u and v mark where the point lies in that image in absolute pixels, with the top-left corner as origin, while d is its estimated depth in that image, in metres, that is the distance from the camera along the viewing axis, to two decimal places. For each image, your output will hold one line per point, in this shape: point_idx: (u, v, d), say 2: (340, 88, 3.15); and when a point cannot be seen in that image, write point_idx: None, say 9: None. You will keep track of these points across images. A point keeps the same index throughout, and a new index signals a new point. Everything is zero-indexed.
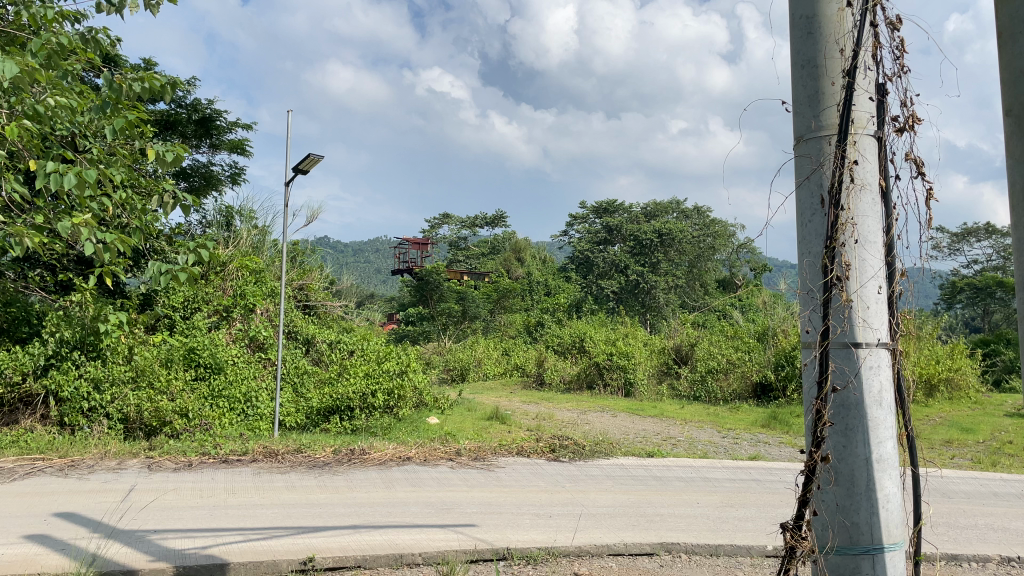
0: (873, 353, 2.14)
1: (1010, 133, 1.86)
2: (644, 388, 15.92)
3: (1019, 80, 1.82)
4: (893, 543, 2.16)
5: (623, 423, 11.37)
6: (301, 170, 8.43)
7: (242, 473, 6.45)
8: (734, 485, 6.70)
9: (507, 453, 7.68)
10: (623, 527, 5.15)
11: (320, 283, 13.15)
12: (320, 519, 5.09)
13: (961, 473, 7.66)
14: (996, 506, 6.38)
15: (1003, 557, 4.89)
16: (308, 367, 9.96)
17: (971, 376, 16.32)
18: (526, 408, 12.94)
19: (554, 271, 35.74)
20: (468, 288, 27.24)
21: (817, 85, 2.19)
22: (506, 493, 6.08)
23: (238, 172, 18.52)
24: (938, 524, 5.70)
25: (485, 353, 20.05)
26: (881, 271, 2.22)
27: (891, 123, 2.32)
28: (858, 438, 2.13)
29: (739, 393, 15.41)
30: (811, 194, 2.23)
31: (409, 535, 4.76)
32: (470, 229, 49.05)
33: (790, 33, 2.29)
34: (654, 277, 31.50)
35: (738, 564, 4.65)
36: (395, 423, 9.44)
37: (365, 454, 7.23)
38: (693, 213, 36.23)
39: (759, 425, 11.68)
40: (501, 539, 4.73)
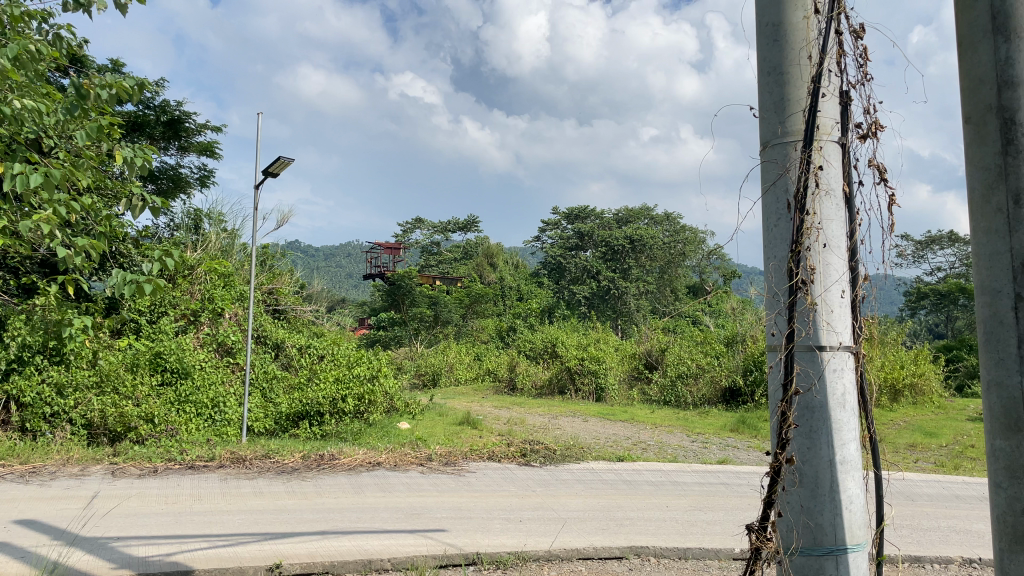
0: (835, 356, 2.18)
1: (969, 141, 1.90)
2: (614, 393, 16.05)
3: (978, 88, 1.87)
4: (856, 544, 2.19)
5: (593, 427, 11.42)
6: (270, 174, 8.39)
7: (208, 479, 6.37)
8: (702, 489, 6.76)
9: (478, 458, 7.68)
10: (594, 532, 5.16)
11: (290, 288, 13.01)
12: (287, 526, 5.03)
13: (925, 477, 7.80)
14: (958, 508, 6.51)
15: (965, 558, 4.98)
16: (278, 372, 9.87)
17: (935, 382, 16.62)
18: (497, 412, 12.98)
19: (527, 275, 35.80)
20: (440, 293, 27.08)
21: (783, 92, 2.24)
22: (477, 498, 6.06)
23: (207, 175, 18.31)
24: (903, 526, 5.80)
25: (457, 358, 20.02)
26: (845, 276, 2.27)
27: (855, 130, 2.39)
28: (822, 441, 2.17)
29: (709, 398, 15.56)
30: (778, 200, 2.27)
31: (378, 541, 4.72)
32: (441, 234, 49.02)
33: (756, 41, 2.33)
34: (625, 283, 31.72)
35: (706, 567, 4.69)
36: (365, 429, 9.39)
37: (334, 460, 7.18)
38: (665, 220, 36.47)
39: (728, 429, 11.80)
40: (471, 544, 4.73)
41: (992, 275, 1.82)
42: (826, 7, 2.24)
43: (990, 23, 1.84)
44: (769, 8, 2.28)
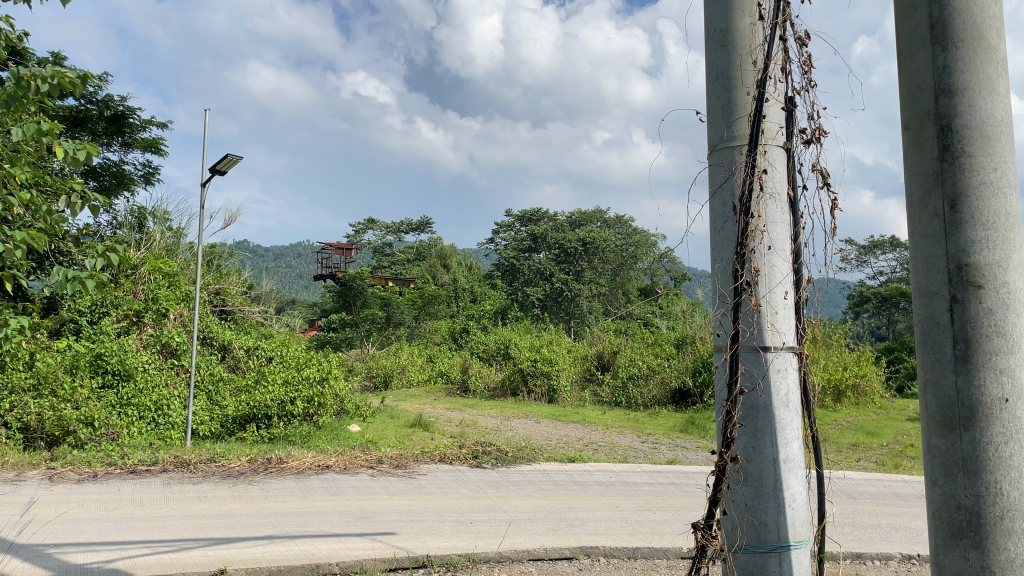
0: (779, 357, 2.23)
1: (908, 147, 1.95)
2: (566, 394, 16.15)
3: (916, 96, 1.92)
4: (798, 541, 2.24)
5: (545, 429, 11.44)
6: (218, 171, 8.21)
7: (151, 484, 6.21)
8: (652, 489, 6.83)
9: (429, 460, 7.64)
10: (544, 533, 5.17)
11: (238, 288, 12.76)
12: (234, 531, 4.93)
13: (866, 475, 8.01)
14: (898, 506, 6.68)
15: (905, 555, 5.11)
16: (224, 374, 9.68)
17: (876, 382, 17.06)
18: (450, 414, 12.91)
19: (480, 277, 35.74)
20: (393, 294, 26.85)
21: (730, 97, 2.28)
22: (428, 500, 6.03)
23: (152, 172, 17.84)
24: (845, 524, 5.93)
25: (409, 359, 19.91)
26: (789, 277, 2.32)
27: (799, 135, 2.44)
28: (766, 440, 2.21)
29: (659, 399, 15.74)
30: (724, 203, 2.31)
31: (326, 545, 4.66)
32: (394, 235, 48.70)
33: (706, 46, 2.36)
34: (578, 285, 31.96)
35: (655, 566, 4.72)
36: (314, 431, 9.27)
37: (282, 463, 7.06)
38: (618, 222, 36.77)
39: (677, 430, 11.94)
40: (420, 547, 4.69)
41: (928, 278, 1.88)
42: (771, 14, 2.28)
43: (929, 33, 1.89)
44: (717, 14, 2.31)
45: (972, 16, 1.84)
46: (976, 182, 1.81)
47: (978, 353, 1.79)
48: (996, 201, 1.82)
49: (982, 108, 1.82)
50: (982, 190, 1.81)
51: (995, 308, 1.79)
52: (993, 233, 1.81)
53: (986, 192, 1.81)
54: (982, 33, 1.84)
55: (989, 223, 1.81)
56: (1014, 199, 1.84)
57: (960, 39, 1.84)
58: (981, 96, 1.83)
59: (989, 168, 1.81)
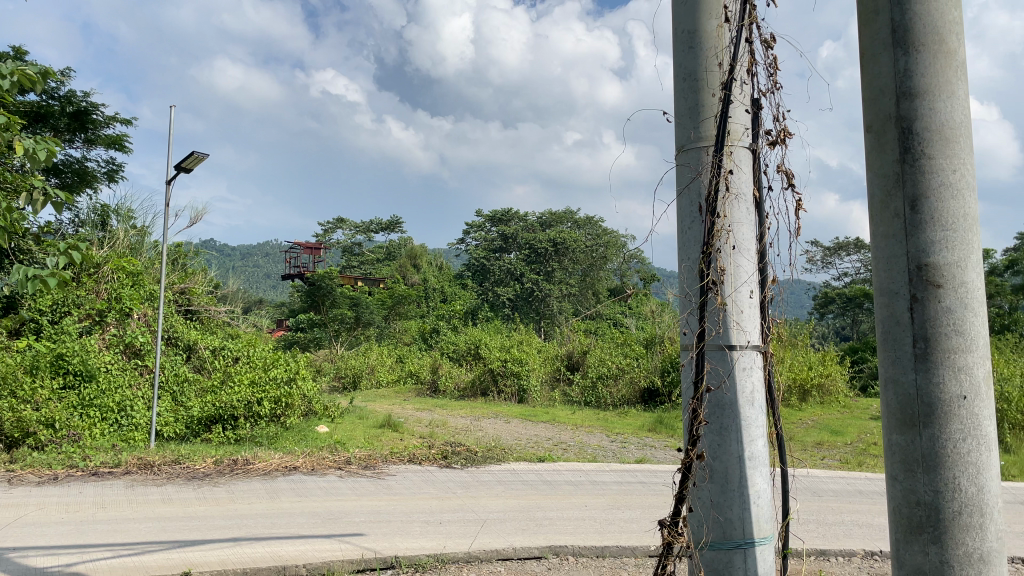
0: (744, 355, 2.25)
1: (871, 149, 1.97)
2: (536, 394, 16.19)
3: (878, 99, 1.95)
4: (763, 538, 2.26)
5: (515, 429, 11.44)
6: (183, 169, 8.10)
7: (113, 486, 6.10)
8: (620, 488, 6.87)
9: (398, 461, 7.61)
10: (513, 532, 5.17)
11: (204, 287, 12.57)
12: (199, 533, 4.87)
13: (830, 473, 8.13)
14: (861, 503, 6.80)
15: (868, 551, 5.20)
16: (189, 375, 9.56)
17: (841, 381, 17.31)
18: (419, 415, 12.86)
19: (450, 278, 35.63)
20: (362, 293, 26.68)
21: (697, 98, 2.30)
22: (396, 501, 6.00)
23: (116, 170, 17.54)
24: (809, 521, 6.02)
25: (378, 360, 19.79)
26: (754, 276, 2.34)
27: (765, 136, 2.47)
28: (732, 437, 2.23)
29: (628, 398, 15.83)
30: (690, 203, 2.33)
31: (293, 547, 4.62)
32: (364, 234, 48.40)
33: (673, 47, 2.38)
34: (548, 286, 32.04)
35: (623, 565, 4.74)
36: (282, 432, 9.19)
37: (249, 464, 6.98)
38: (587, 223, 36.89)
39: (645, 429, 12.03)
40: (389, 548, 4.66)
41: (889, 278, 1.91)
42: (737, 16, 2.30)
43: (891, 36, 1.92)
44: (685, 15, 2.33)
45: (933, 20, 1.88)
46: (935, 183, 1.85)
47: (937, 351, 1.82)
48: (955, 203, 1.85)
49: (942, 111, 1.86)
50: (942, 192, 1.85)
51: (954, 308, 1.82)
52: (952, 233, 1.84)
53: (945, 194, 1.85)
54: (943, 37, 1.88)
55: (948, 224, 1.84)
56: (972, 200, 1.88)
57: (920, 43, 1.88)
58: (940, 99, 1.86)
59: (948, 169, 1.85)
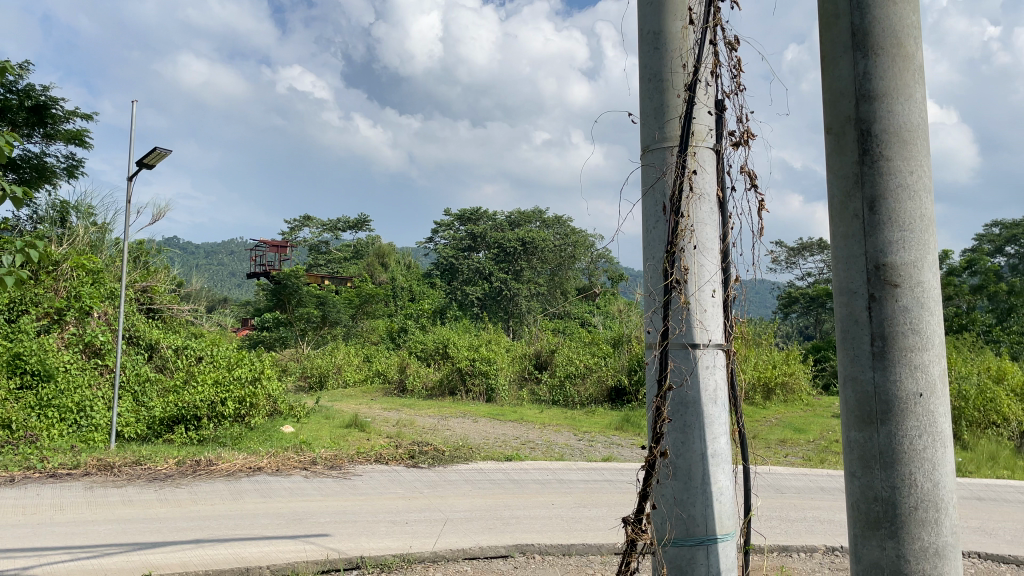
0: (707, 353, 2.27)
1: (831, 150, 2.00)
2: (504, 393, 16.19)
3: (839, 101, 1.98)
4: (725, 534, 2.28)
5: (483, 428, 11.44)
6: (146, 165, 7.96)
7: (72, 488, 5.97)
8: (587, 486, 6.89)
9: (364, 460, 7.56)
10: (480, 531, 5.16)
11: (166, 285, 12.37)
12: (160, 535, 4.79)
13: (793, 470, 8.26)
14: (823, 499, 6.91)
15: (829, 547, 5.28)
16: (151, 374, 9.40)
17: (804, 380, 17.55)
18: (386, 414, 12.79)
19: (419, 276, 35.46)
20: (328, 292, 26.44)
21: (662, 98, 2.31)
22: (362, 501, 5.96)
23: (76, 165, 17.17)
24: (772, 518, 6.10)
25: (345, 359, 19.63)
26: (717, 275, 2.36)
27: (728, 137, 2.50)
28: (695, 435, 2.25)
29: (595, 397, 15.92)
30: (655, 203, 2.35)
31: (257, 548, 4.56)
32: (331, 233, 47.98)
33: (639, 48, 2.39)
34: (517, 285, 32.09)
35: (589, 562, 4.76)
36: (246, 433, 9.08)
37: (211, 465, 6.89)
38: (556, 222, 36.97)
39: (613, 428, 12.10)
40: (354, 548, 4.63)
41: (849, 277, 1.94)
42: (701, 17, 2.33)
43: (851, 39, 1.95)
44: (650, 16, 2.34)
45: (891, 25, 1.91)
46: (893, 184, 1.88)
47: (894, 349, 1.86)
48: (912, 203, 1.89)
49: (900, 113, 1.89)
50: (899, 193, 1.88)
51: (911, 307, 1.86)
52: (908, 234, 1.88)
53: (903, 195, 1.88)
54: (900, 41, 1.91)
55: (905, 225, 1.88)
56: (929, 201, 1.91)
57: (880, 46, 1.91)
58: (899, 102, 1.90)
59: (906, 171, 1.88)
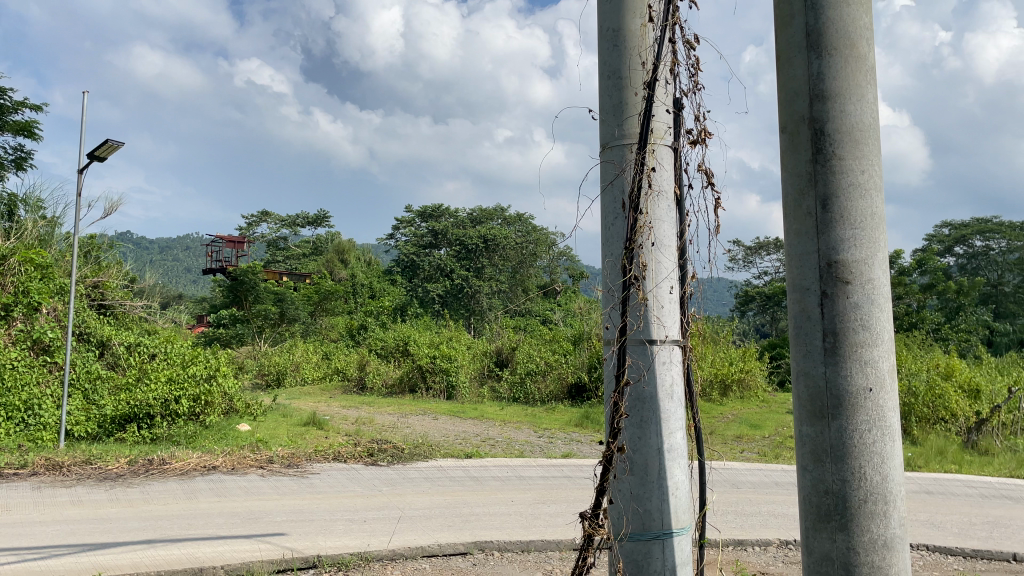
0: (664, 350, 2.29)
1: (785, 149, 2.03)
2: (465, 391, 16.15)
3: (793, 100, 2.01)
4: (680, 528, 2.31)
5: (443, 425, 11.41)
6: (96, 157, 7.77)
7: (19, 488, 5.81)
8: (547, 482, 6.92)
9: (323, 459, 7.49)
10: (438, 529, 5.15)
11: (119, 280, 12.09)
12: (111, 535, 4.69)
13: (749, 465, 8.39)
14: (777, 494, 7.03)
15: (782, 540, 5.37)
16: (102, 372, 9.19)
17: (760, 377, 17.83)
18: (345, 412, 12.69)
19: (380, 273, 35.18)
20: (287, 289, 26.11)
21: (621, 95, 2.33)
22: (320, 499, 5.91)
23: (24, 157, 16.70)
24: (728, 512, 6.19)
25: (304, 357, 19.42)
26: (674, 273, 2.38)
27: (686, 135, 2.53)
28: (651, 430, 2.27)
29: (555, 395, 15.99)
30: (614, 199, 2.36)
31: (211, 548, 4.49)
32: (290, 229, 47.40)
33: (598, 45, 2.40)
34: (478, 282, 32.08)
35: (547, 558, 4.77)
36: (200, 431, 8.93)
37: (165, 464, 6.76)
38: (517, 219, 36.98)
39: (572, 424, 12.17)
40: (310, 547, 4.58)
41: (802, 274, 1.97)
42: (660, 15, 2.34)
43: (806, 40, 1.98)
44: (609, 14, 2.35)
45: (844, 26, 1.94)
46: (845, 183, 1.92)
47: (844, 345, 1.89)
48: (863, 202, 1.92)
49: (851, 113, 1.93)
50: (851, 191, 1.92)
51: (862, 303, 1.90)
52: (859, 232, 1.91)
53: (855, 193, 1.92)
54: (853, 42, 1.95)
55: (856, 223, 1.91)
56: (880, 200, 1.95)
57: (832, 47, 1.94)
58: (850, 102, 1.93)
59: (857, 170, 1.92)
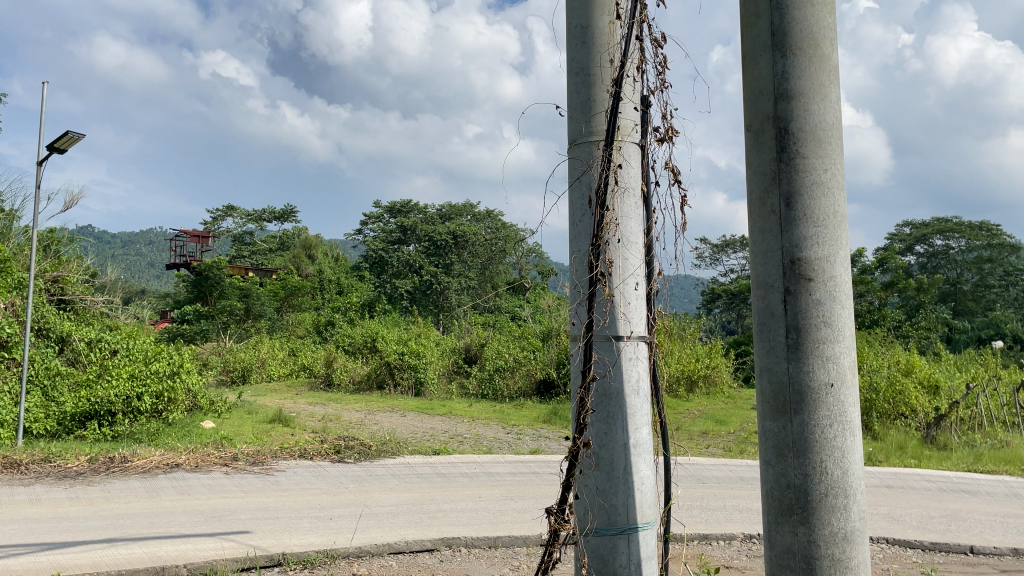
0: (630, 346, 2.31)
1: (749, 148, 2.05)
2: (433, 387, 16.11)
3: (758, 99, 2.03)
4: (645, 523, 2.32)
5: (410, 422, 11.36)
6: (56, 149, 7.60)
7: None
8: (514, 478, 6.93)
9: (288, 456, 7.42)
10: (406, 525, 5.13)
11: (80, 275, 11.85)
12: (71, 534, 4.60)
13: (714, 460, 8.49)
14: (741, 488, 7.12)
15: (747, 534, 5.44)
16: (62, 368, 9.00)
17: (726, 373, 18.02)
18: (311, 409, 12.57)
19: (347, 269, 34.90)
20: (252, 285, 25.79)
21: (589, 92, 2.33)
22: (285, 497, 5.85)
23: None
24: (694, 507, 6.25)
25: (270, 353, 19.23)
26: (640, 269, 2.39)
27: (653, 133, 2.54)
28: (617, 426, 2.28)
29: (524, 391, 16.03)
30: (582, 196, 2.36)
31: (174, 546, 4.43)
32: (256, 223, 46.86)
33: (567, 41, 2.41)
34: (447, 278, 32.02)
35: (515, 554, 4.78)
36: (163, 429, 8.79)
37: (126, 462, 6.64)
38: (486, 216, 36.93)
39: (541, 420, 12.21)
40: (275, 545, 4.53)
41: (765, 271, 1.99)
42: (628, 13, 2.35)
43: (771, 39, 2.00)
44: (577, 11, 2.36)
45: (809, 26, 1.97)
46: (809, 181, 1.94)
47: (806, 341, 1.92)
48: (826, 200, 1.95)
49: (815, 113, 1.95)
50: (814, 189, 1.95)
51: (824, 300, 1.93)
52: (822, 229, 1.94)
53: (818, 191, 1.95)
54: (817, 42, 1.97)
55: (818, 221, 1.94)
56: (842, 198, 1.98)
57: (797, 48, 1.97)
58: (814, 102, 1.96)
59: (821, 168, 1.95)
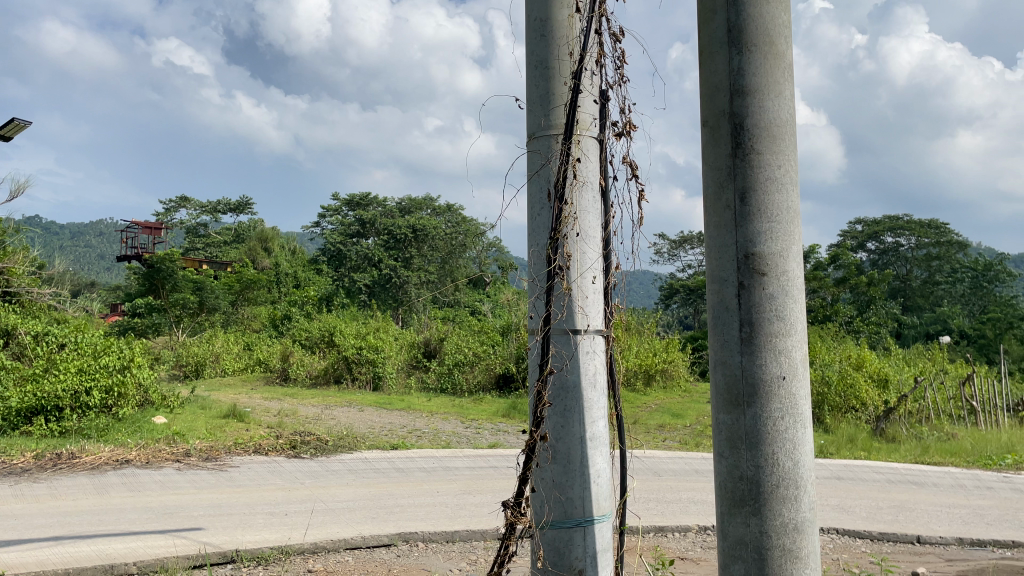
0: (588, 339, 2.32)
1: (706, 143, 2.07)
2: (392, 382, 16.02)
3: (714, 95, 2.04)
4: (601, 515, 2.33)
5: (368, 417, 11.27)
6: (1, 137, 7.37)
7: None
8: (472, 473, 6.92)
9: (243, 452, 7.30)
10: (362, 520, 5.09)
11: (26, 267, 11.61)
12: (14, 533, 4.46)
13: (670, 454, 8.58)
14: (696, 481, 7.22)
15: (702, 526, 5.52)
16: (6, 362, 8.73)
17: (682, 367, 18.23)
18: (267, 404, 12.40)
19: (305, 262, 34.48)
20: (206, 277, 25.31)
21: (548, 85, 2.33)
22: (240, 493, 5.76)
23: None
24: (650, 499, 6.32)
25: (224, 347, 18.92)
26: (598, 263, 2.40)
27: (611, 127, 2.55)
28: (574, 419, 2.28)
29: (483, 385, 16.02)
30: (540, 189, 2.36)
31: (123, 544, 4.33)
32: (211, 215, 46.06)
33: (525, 34, 2.39)
34: (406, 272, 31.83)
35: (472, 548, 4.78)
36: (113, 424, 8.58)
37: (74, 459, 6.47)
38: (446, 210, 36.81)
39: (499, 415, 12.22)
40: (228, 542, 4.45)
41: (720, 266, 2.01)
42: (587, 7, 2.35)
43: (727, 36, 2.02)
44: (536, 4, 2.35)
45: (765, 23, 1.99)
46: (763, 177, 1.97)
47: (759, 335, 1.94)
48: (779, 195, 1.97)
49: (770, 110, 1.98)
50: (768, 185, 1.97)
51: (776, 295, 1.95)
52: (775, 225, 1.96)
53: (772, 187, 1.97)
54: (772, 39, 1.99)
55: (772, 216, 1.96)
56: (795, 195, 2.00)
57: (752, 44, 1.99)
58: (769, 98, 1.98)
59: (774, 165, 1.97)
